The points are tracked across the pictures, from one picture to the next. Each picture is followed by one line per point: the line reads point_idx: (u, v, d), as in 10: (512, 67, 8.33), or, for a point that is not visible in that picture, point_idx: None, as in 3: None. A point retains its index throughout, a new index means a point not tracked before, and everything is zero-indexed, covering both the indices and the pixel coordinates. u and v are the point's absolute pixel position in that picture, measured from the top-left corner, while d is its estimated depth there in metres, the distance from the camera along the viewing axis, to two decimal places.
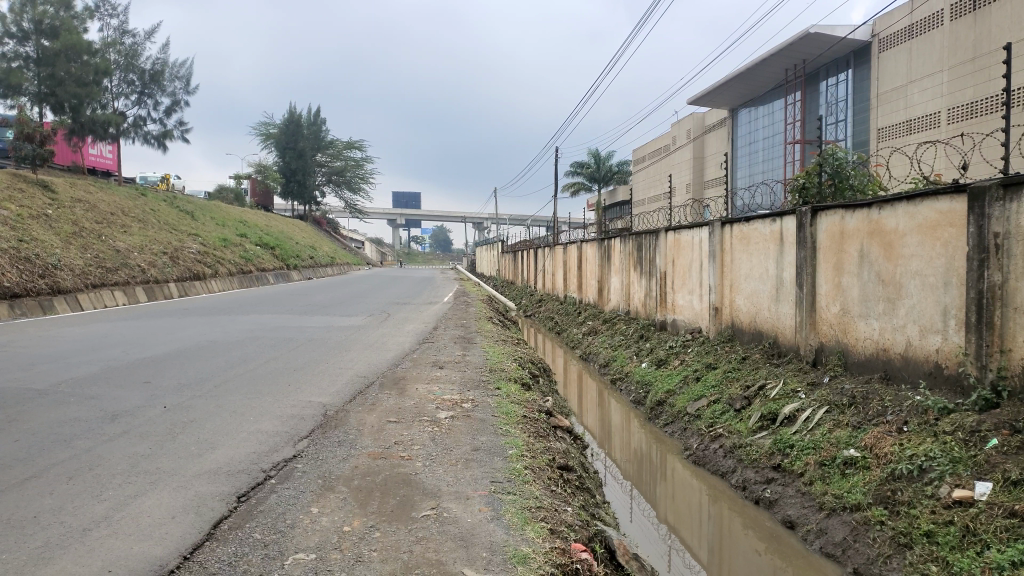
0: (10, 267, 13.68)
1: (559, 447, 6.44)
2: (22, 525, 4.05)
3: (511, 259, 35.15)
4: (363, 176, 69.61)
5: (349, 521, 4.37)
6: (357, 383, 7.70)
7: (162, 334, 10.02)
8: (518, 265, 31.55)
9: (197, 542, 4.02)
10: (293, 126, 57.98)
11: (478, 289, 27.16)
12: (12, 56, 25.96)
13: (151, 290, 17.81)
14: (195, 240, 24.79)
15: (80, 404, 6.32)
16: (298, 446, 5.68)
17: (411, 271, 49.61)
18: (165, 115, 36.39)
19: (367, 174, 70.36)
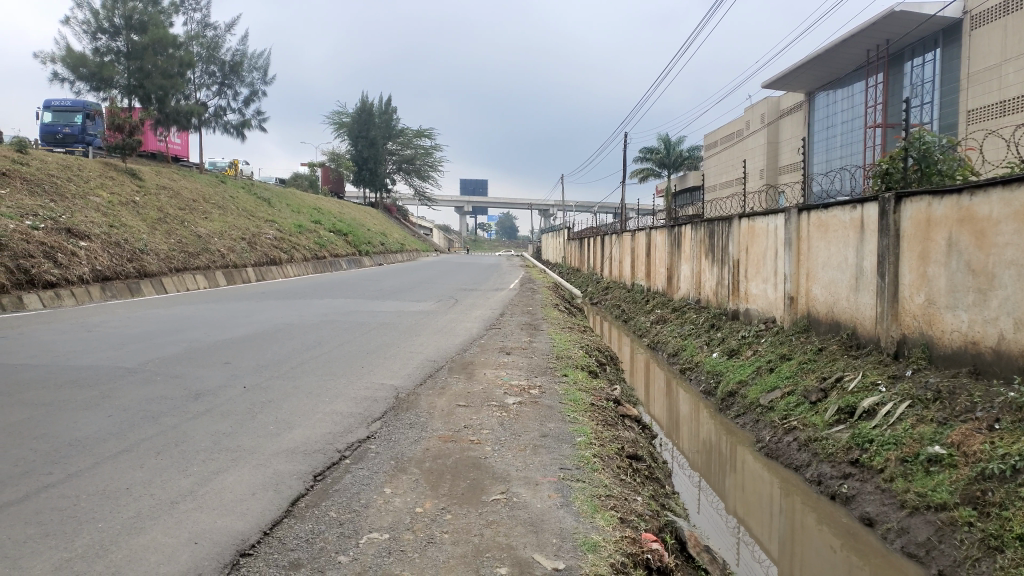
0: (102, 252, 14.39)
1: (628, 436, 6.38)
2: (115, 496, 4.27)
3: (577, 247, 34.86)
4: (433, 164, 70.29)
5: (421, 503, 4.45)
6: (427, 366, 7.82)
7: (241, 316, 10.38)
8: (585, 252, 31.27)
9: (277, 518, 4.16)
10: (365, 115, 58.93)
11: (544, 276, 27.07)
12: (105, 50, 27.11)
13: (230, 275, 18.43)
14: (271, 226, 25.50)
15: (166, 382, 6.62)
16: (371, 427, 5.81)
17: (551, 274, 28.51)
18: (243, 104, 37.52)
19: (437, 161, 70.93)
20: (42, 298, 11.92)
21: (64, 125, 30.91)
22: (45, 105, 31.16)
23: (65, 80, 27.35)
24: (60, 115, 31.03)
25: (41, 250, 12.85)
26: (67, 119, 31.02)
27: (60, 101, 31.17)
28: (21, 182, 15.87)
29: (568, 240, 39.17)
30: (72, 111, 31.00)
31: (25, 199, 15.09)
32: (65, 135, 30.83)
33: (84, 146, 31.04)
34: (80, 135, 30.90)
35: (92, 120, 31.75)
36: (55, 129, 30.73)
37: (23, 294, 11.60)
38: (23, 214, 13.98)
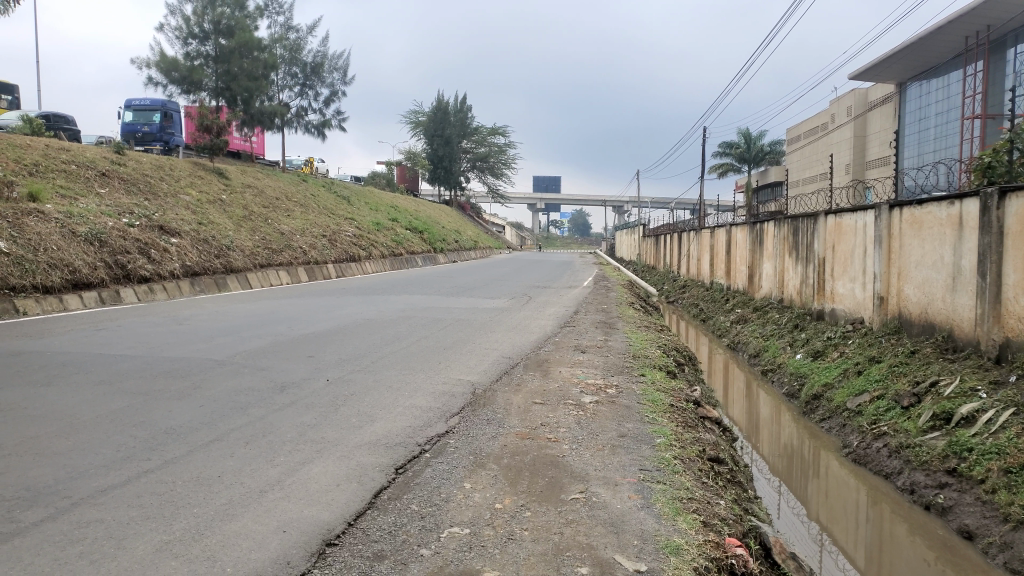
0: (191, 249, 15.02)
1: (709, 438, 6.24)
2: (209, 483, 4.43)
3: (652, 244, 34.32)
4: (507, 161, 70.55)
5: (500, 499, 4.46)
6: (502, 363, 7.84)
7: (322, 311, 10.65)
8: (661, 250, 30.82)
9: (360, 509, 4.24)
10: (440, 114, 59.70)
11: (619, 273, 26.79)
12: (195, 54, 28.31)
13: (312, 270, 18.92)
14: (350, 224, 26.12)
15: (253, 374, 6.84)
16: (449, 422, 5.86)
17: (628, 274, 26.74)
18: (324, 105, 38.58)
19: (511, 158, 71.17)
20: (137, 292, 12.54)
21: (143, 124, 32.16)
22: (126, 105, 32.70)
23: (160, 84, 28.64)
24: (139, 114, 32.35)
25: (137, 247, 13.50)
26: (146, 118, 32.26)
27: (140, 101, 32.55)
28: (119, 182, 16.72)
29: (643, 238, 38.65)
30: (150, 111, 32.26)
31: (122, 198, 15.88)
32: (144, 134, 32.05)
33: (161, 144, 32.21)
34: (157, 133, 32.07)
35: (169, 118, 32.94)
36: (134, 128, 32.02)
37: (120, 288, 12.23)
38: (121, 211, 14.75)
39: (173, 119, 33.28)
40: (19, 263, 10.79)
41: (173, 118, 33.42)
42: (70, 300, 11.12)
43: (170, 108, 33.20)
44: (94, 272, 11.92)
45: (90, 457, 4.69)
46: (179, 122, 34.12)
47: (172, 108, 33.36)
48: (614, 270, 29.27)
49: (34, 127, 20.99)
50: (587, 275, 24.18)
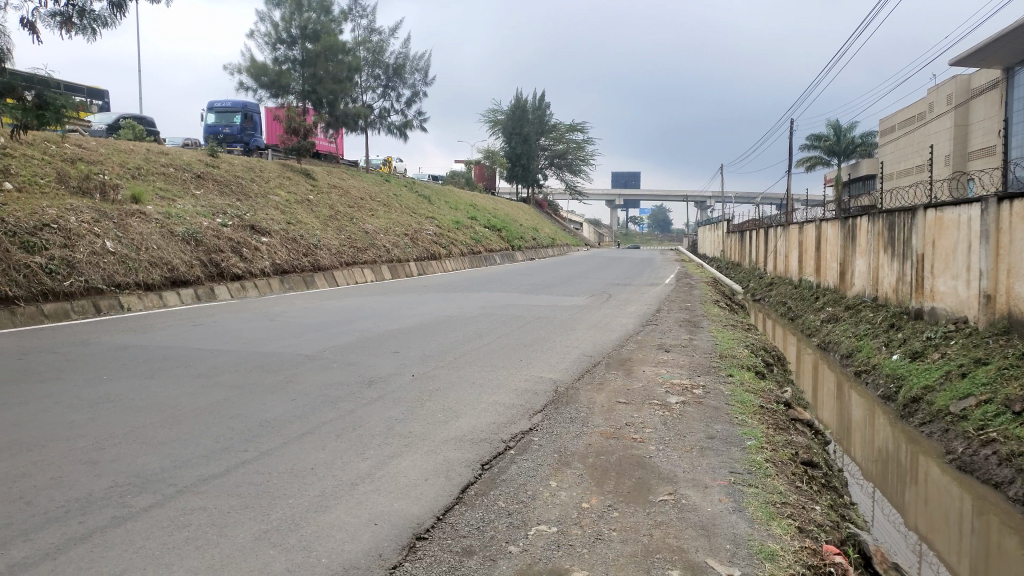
0: (281, 247, 15.53)
1: (801, 440, 6.03)
2: (302, 475, 4.56)
3: (736, 241, 33.46)
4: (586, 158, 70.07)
5: (587, 498, 4.43)
6: (585, 362, 7.78)
7: (406, 308, 10.83)
8: (746, 246, 30.03)
9: (448, 504, 4.28)
10: (519, 112, 59.89)
11: (703, 271, 26.22)
12: (283, 59, 29.31)
13: (395, 268, 19.26)
14: (431, 223, 26.52)
15: (341, 369, 7.01)
16: (533, 419, 5.85)
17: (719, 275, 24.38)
18: (406, 105, 39.27)
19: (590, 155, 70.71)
20: (230, 289, 13.06)
21: (224, 126, 33.46)
22: (209, 107, 34.11)
23: (250, 89, 29.77)
24: (221, 116, 33.68)
25: (230, 246, 14.07)
26: (227, 120, 33.53)
27: (222, 103, 33.87)
28: (214, 184, 17.46)
29: (726, 235, 37.79)
30: (231, 112, 33.49)
31: (216, 199, 16.58)
32: (225, 135, 33.33)
33: (241, 144, 33.37)
34: (238, 134, 33.28)
35: (249, 119, 34.11)
36: (216, 130, 33.36)
37: (215, 286, 12.76)
38: (215, 212, 15.41)
39: (253, 119, 34.42)
40: (123, 261, 11.43)
41: (254, 119, 34.61)
42: (169, 297, 11.68)
43: (250, 109, 34.37)
44: (191, 269, 12.49)
45: (193, 447, 4.90)
46: (259, 122, 35.30)
47: (253, 109, 34.54)
48: (708, 271, 26.30)
49: (134, 133, 22.19)
50: (669, 272, 23.73)
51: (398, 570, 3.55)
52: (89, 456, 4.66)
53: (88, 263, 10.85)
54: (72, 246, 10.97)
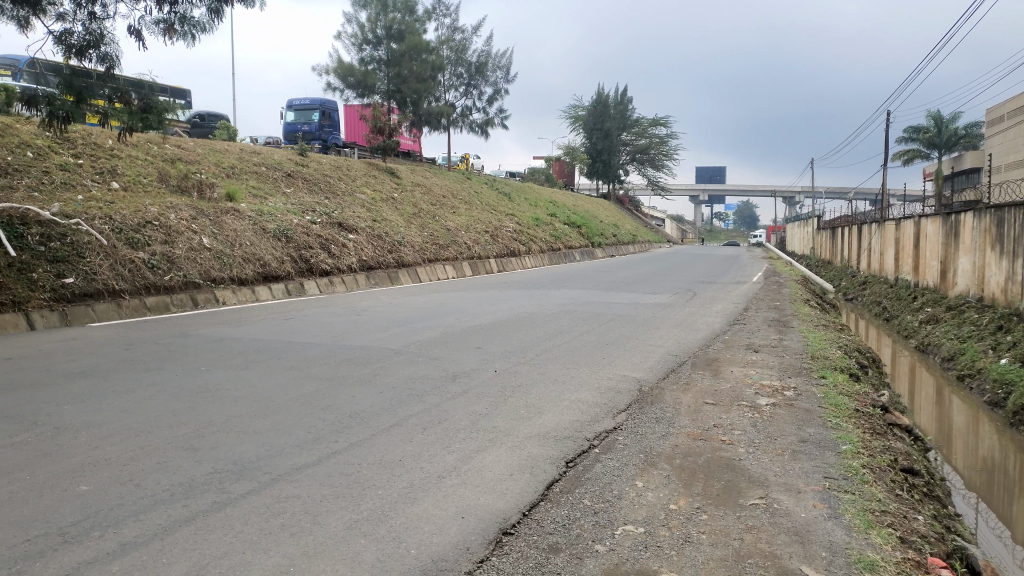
0: (367, 244, 15.90)
1: (901, 447, 5.75)
2: (391, 466, 4.64)
3: (828, 238, 32.23)
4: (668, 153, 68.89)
5: (675, 500, 4.34)
6: (670, 361, 7.65)
7: (488, 305, 10.90)
8: (838, 244, 28.92)
9: (534, 501, 4.28)
10: (600, 107, 59.45)
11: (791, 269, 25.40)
12: (369, 59, 30.04)
13: (476, 265, 19.43)
14: (512, 220, 26.63)
15: (426, 363, 7.12)
16: (617, 418, 5.79)
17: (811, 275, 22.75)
18: (487, 103, 39.53)
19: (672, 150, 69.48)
20: (319, 284, 13.46)
21: (303, 123, 34.41)
22: (288, 105, 35.12)
23: (337, 89, 30.62)
24: (300, 114, 34.65)
25: (318, 242, 14.49)
26: (306, 118, 34.46)
27: (301, 101, 34.81)
28: (303, 182, 18.03)
29: (817, 232, 36.47)
30: (309, 110, 34.39)
31: (306, 197, 17.12)
32: (304, 132, 34.27)
33: (320, 142, 34.25)
34: (316, 131, 34.14)
35: (327, 117, 34.95)
36: (295, 128, 34.38)
37: (304, 281, 13.16)
38: (304, 210, 15.89)
39: (331, 117, 35.25)
40: (219, 257, 11.93)
41: (332, 117, 35.46)
42: (261, 291, 12.14)
43: (328, 107, 35.22)
44: (282, 265, 12.94)
45: (286, 437, 5.07)
46: (337, 120, 36.13)
47: (330, 107, 35.39)
48: (801, 270, 24.39)
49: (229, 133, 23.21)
50: (756, 270, 23.05)
51: (485, 564, 3.57)
52: (190, 443, 4.88)
53: (187, 259, 11.40)
54: (172, 242, 11.54)
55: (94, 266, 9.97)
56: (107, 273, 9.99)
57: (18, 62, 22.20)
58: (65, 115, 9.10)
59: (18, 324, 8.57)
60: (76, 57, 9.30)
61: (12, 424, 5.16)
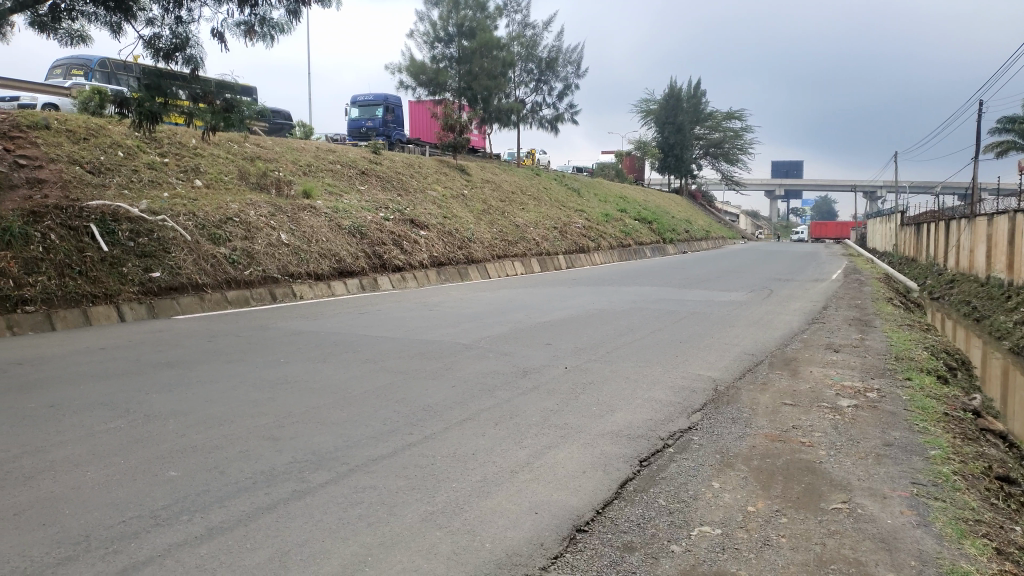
0: (438, 240, 16.07)
1: (995, 454, 5.46)
2: (464, 460, 4.68)
3: (913, 234, 30.87)
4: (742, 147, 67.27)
5: (753, 502, 4.24)
6: (746, 360, 7.47)
7: (558, 301, 10.88)
8: (924, 240, 27.69)
9: (608, 499, 4.24)
10: (672, 101, 58.58)
11: (873, 267, 24.45)
12: (441, 57, 30.46)
13: (544, 261, 19.42)
14: (581, 216, 26.52)
15: (497, 358, 7.15)
16: (692, 418, 5.69)
17: (896, 273, 21.85)
18: (558, 99, 39.43)
19: (747, 144, 67.81)
20: (392, 280, 13.69)
21: (367, 119, 34.97)
22: (352, 101, 35.66)
23: (409, 88, 31.17)
24: (364, 110, 35.18)
25: (391, 238, 14.74)
26: (370, 114, 34.95)
27: (365, 97, 35.28)
28: (376, 179, 18.39)
29: (901, 228, 35.00)
30: (372, 106, 34.83)
31: (379, 194, 17.45)
32: (367, 129, 34.83)
33: (383, 138, 34.76)
34: (380, 127, 34.63)
35: (390, 112, 35.31)
36: (360, 124, 34.96)
37: (377, 276, 13.41)
38: (377, 207, 16.18)
39: (394, 112, 35.60)
40: (296, 253, 12.28)
41: (395, 112, 35.82)
42: (337, 285, 12.41)
43: (391, 103, 35.53)
44: (356, 261, 13.22)
45: (362, 428, 5.17)
46: (401, 115, 36.54)
47: (393, 102, 35.70)
48: (886, 268, 23.45)
49: (308, 130, 23.78)
50: (836, 267, 22.29)
51: (559, 560, 3.55)
52: (271, 432, 5.03)
53: (266, 254, 11.78)
54: (252, 238, 11.94)
55: (180, 261, 10.39)
56: (191, 268, 10.41)
57: (89, 61, 23.15)
58: (153, 116, 9.51)
59: (110, 315, 9.04)
60: (164, 61, 9.68)
61: (106, 410, 5.43)
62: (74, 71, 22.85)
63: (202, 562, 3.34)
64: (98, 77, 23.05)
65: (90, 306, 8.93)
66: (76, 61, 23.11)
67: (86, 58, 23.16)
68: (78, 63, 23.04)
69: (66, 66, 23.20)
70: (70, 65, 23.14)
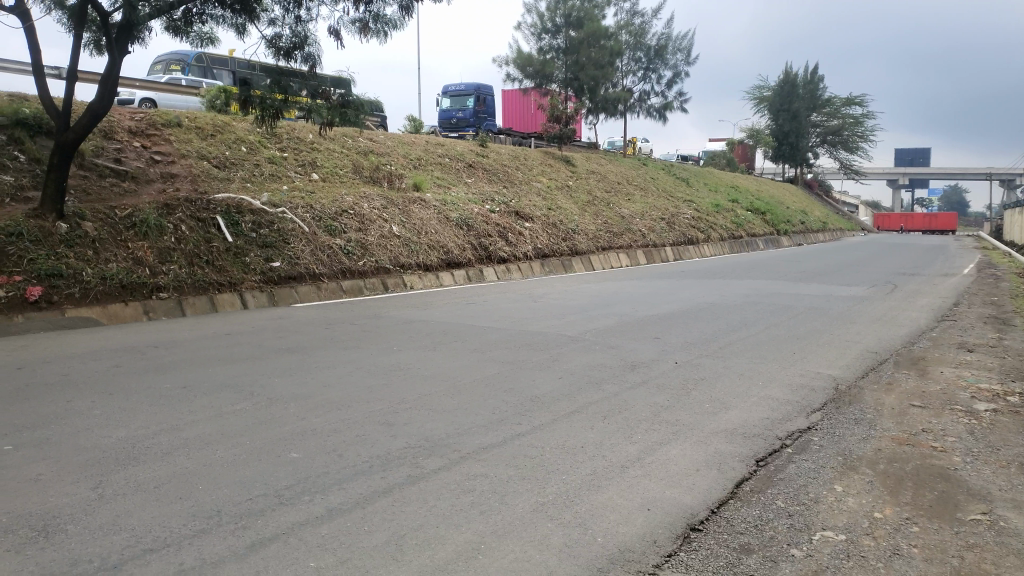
0: (543, 232, 16.10)
1: None
2: (574, 452, 4.66)
3: None
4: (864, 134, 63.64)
5: (881, 508, 4.00)
6: (868, 358, 7.09)
7: (666, 294, 10.67)
8: None
9: (723, 498, 4.12)
10: (788, 87, 56.29)
11: (1012, 260, 22.62)
12: (548, 48, 30.47)
13: (651, 253, 19.10)
14: (689, 206, 25.92)
15: (604, 351, 7.09)
16: (811, 417, 5.45)
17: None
18: (666, 87, 38.62)
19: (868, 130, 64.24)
20: (497, 271, 13.82)
21: (458, 110, 35.38)
22: (443, 91, 36.14)
23: (516, 80, 31.45)
24: (455, 101, 35.60)
25: (497, 230, 14.89)
26: (461, 104, 35.32)
27: (456, 87, 35.70)
28: (483, 172, 18.63)
29: None
30: (464, 96, 35.16)
31: (485, 186, 17.68)
32: (458, 119, 35.30)
33: (472, 128, 35.11)
34: (470, 118, 34.99)
35: (481, 102, 35.52)
36: (450, 114, 35.45)
37: (483, 267, 13.57)
38: (484, 199, 16.37)
39: (486, 102, 35.86)
40: (406, 244, 12.60)
41: (487, 101, 36.08)
42: (444, 276, 12.64)
43: (482, 93, 35.72)
44: (463, 252, 13.44)
45: (472, 416, 5.23)
46: (493, 105, 36.70)
47: (485, 92, 35.92)
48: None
49: (416, 125, 24.28)
50: (968, 261, 20.80)
51: (673, 558, 3.47)
52: (386, 418, 5.17)
53: (378, 245, 12.15)
54: (365, 229, 12.35)
55: (298, 251, 10.86)
56: (308, 258, 10.86)
57: (187, 55, 24.57)
58: (275, 111, 10.14)
59: (234, 302, 9.56)
60: (285, 58, 10.12)
61: (233, 392, 5.75)
62: (173, 67, 24.34)
63: (323, 541, 3.47)
64: (195, 71, 24.47)
65: (217, 293, 9.47)
66: (175, 57, 24.54)
67: (183, 54, 24.49)
68: (176, 58, 24.43)
69: (167, 61, 24.73)
70: (169, 61, 24.59)
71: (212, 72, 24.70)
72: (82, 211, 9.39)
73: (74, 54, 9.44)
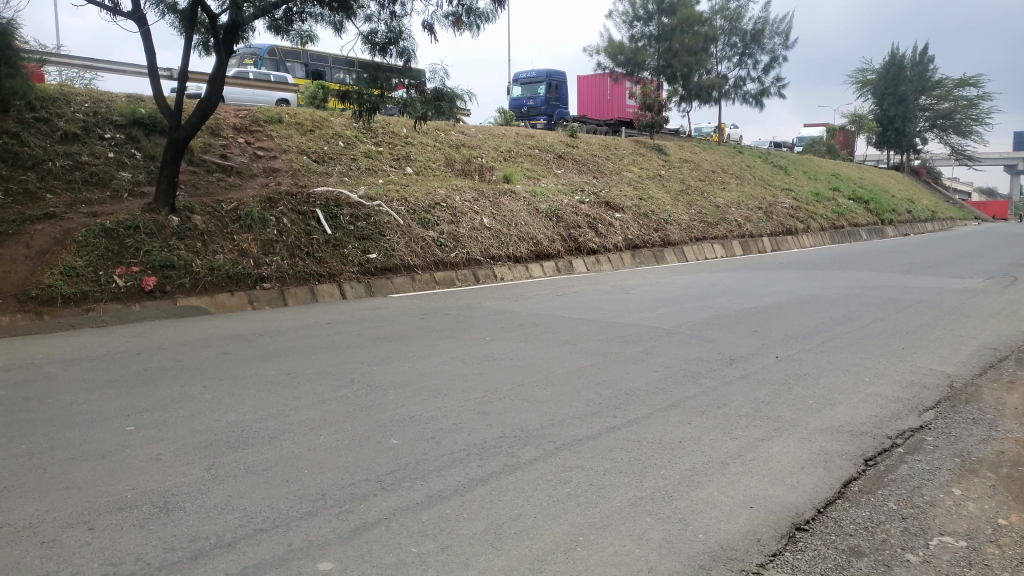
0: (633, 222, 15.90)
1: None
2: (671, 447, 4.57)
3: None
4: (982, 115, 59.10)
5: (1006, 514, 3.76)
6: (988, 355, 6.66)
7: (763, 286, 10.35)
8: None
9: (830, 498, 3.96)
10: (894, 68, 53.51)
11: None
12: (640, 36, 30.04)
13: (747, 243, 18.49)
14: (787, 195, 24.98)
15: (700, 344, 6.94)
16: (924, 416, 5.17)
17: None
18: (764, 73, 37.29)
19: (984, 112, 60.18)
20: (586, 262, 13.76)
21: (529, 98, 35.38)
22: (514, 79, 36.13)
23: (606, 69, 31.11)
24: (526, 88, 35.58)
25: (587, 221, 14.81)
26: (532, 92, 35.26)
27: (527, 75, 35.59)
28: (572, 163, 18.57)
29: None
30: (535, 83, 35.05)
31: (575, 176, 17.60)
32: (529, 108, 35.30)
33: (544, 117, 34.89)
34: (541, 105, 34.85)
35: (554, 89, 35.23)
36: (521, 103, 35.50)
37: (572, 259, 13.53)
38: (573, 190, 16.31)
39: (559, 89, 35.44)
40: (497, 236, 12.70)
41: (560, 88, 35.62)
42: (534, 268, 12.66)
43: (555, 79, 35.31)
44: (553, 244, 13.43)
45: (566, 408, 5.22)
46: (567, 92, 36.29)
47: (557, 78, 35.39)
48: None
49: (506, 117, 24.32)
50: None
51: (778, 558, 3.36)
52: (481, 408, 5.23)
53: (469, 237, 12.29)
54: (457, 222, 12.51)
55: (393, 243, 11.11)
56: (403, 250, 11.09)
57: (261, 50, 25.50)
58: (371, 106, 10.40)
59: (333, 292, 9.89)
60: (381, 54, 10.35)
61: (334, 380, 5.94)
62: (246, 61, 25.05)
63: (423, 527, 3.54)
64: (268, 64, 25.45)
65: (317, 284, 9.81)
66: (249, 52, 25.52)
67: (257, 48, 25.48)
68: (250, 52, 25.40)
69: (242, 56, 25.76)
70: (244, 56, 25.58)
71: (284, 65, 25.65)
72: (191, 204, 9.89)
73: (185, 55, 9.93)
